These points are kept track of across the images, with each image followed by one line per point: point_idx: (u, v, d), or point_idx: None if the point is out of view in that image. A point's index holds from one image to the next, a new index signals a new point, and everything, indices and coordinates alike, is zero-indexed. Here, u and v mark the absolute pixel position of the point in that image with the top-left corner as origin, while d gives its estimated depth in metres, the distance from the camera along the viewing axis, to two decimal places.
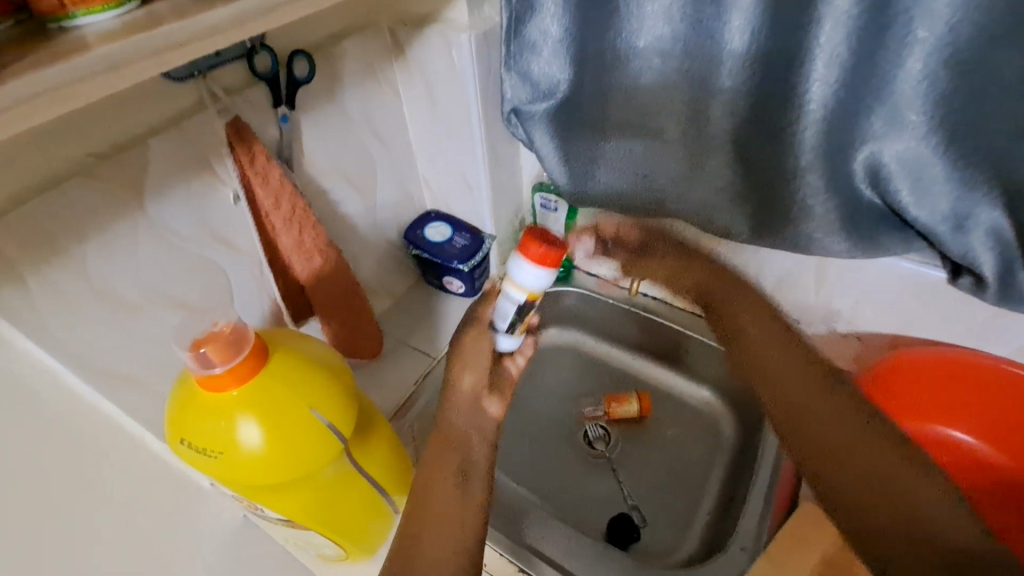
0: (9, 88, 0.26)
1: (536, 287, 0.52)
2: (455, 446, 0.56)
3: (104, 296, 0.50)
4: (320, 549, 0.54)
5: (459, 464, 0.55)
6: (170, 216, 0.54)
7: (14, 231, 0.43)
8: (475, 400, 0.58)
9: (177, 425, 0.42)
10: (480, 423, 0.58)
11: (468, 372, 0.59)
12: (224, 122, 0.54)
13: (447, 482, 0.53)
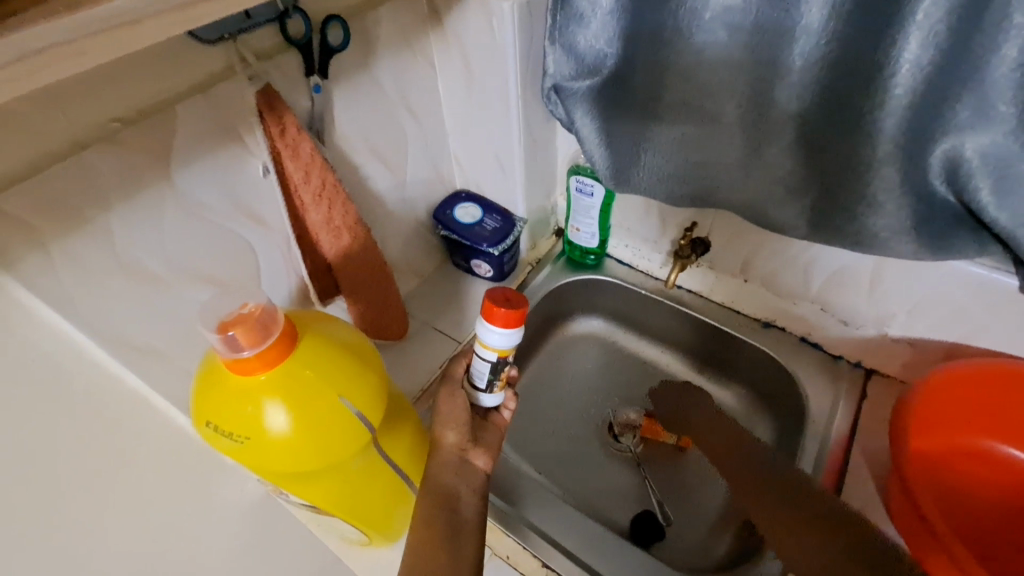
0: (16, 39, 0.24)
1: (505, 346, 0.48)
2: (444, 498, 0.48)
3: (128, 268, 0.49)
4: (342, 532, 0.54)
5: (447, 517, 0.46)
6: (197, 187, 0.52)
7: (38, 198, 0.41)
8: (460, 458, 0.50)
9: (202, 406, 0.41)
10: (468, 474, 0.50)
11: (451, 427, 0.50)
12: (254, 90, 0.51)
13: (431, 537, 0.45)
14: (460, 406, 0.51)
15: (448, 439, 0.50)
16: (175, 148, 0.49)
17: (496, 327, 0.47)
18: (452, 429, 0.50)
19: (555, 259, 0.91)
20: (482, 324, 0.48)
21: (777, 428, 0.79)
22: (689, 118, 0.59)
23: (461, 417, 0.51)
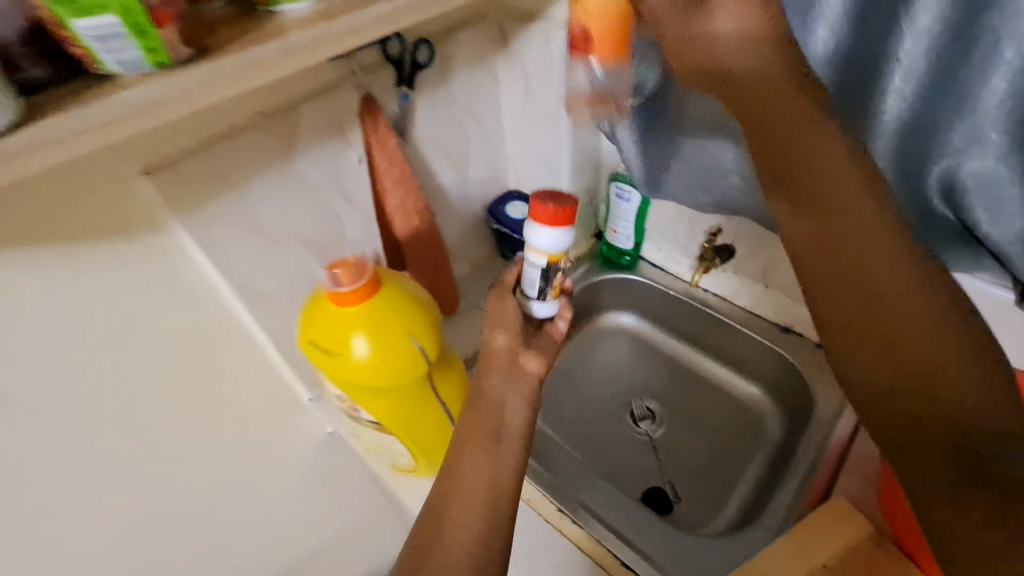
0: (226, 61, 0.34)
1: (553, 250, 0.50)
2: (489, 407, 0.50)
3: (255, 228, 0.62)
4: (395, 456, 0.65)
5: (489, 427, 0.49)
6: (310, 167, 0.65)
7: (206, 166, 0.56)
8: (510, 364, 0.52)
9: (307, 330, 0.54)
10: (517, 384, 0.51)
11: (501, 330, 0.53)
12: (358, 95, 0.66)
13: (475, 446, 0.48)
14: (507, 316, 0.53)
15: (500, 348, 0.53)
16: (300, 138, 0.63)
17: (543, 225, 0.49)
18: (502, 332, 0.53)
19: (592, 259, 1.01)
20: (530, 226, 0.50)
21: (788, 424, 0.86)
22: (714, 136, 0.69)
23: (511, 327, 0.53)
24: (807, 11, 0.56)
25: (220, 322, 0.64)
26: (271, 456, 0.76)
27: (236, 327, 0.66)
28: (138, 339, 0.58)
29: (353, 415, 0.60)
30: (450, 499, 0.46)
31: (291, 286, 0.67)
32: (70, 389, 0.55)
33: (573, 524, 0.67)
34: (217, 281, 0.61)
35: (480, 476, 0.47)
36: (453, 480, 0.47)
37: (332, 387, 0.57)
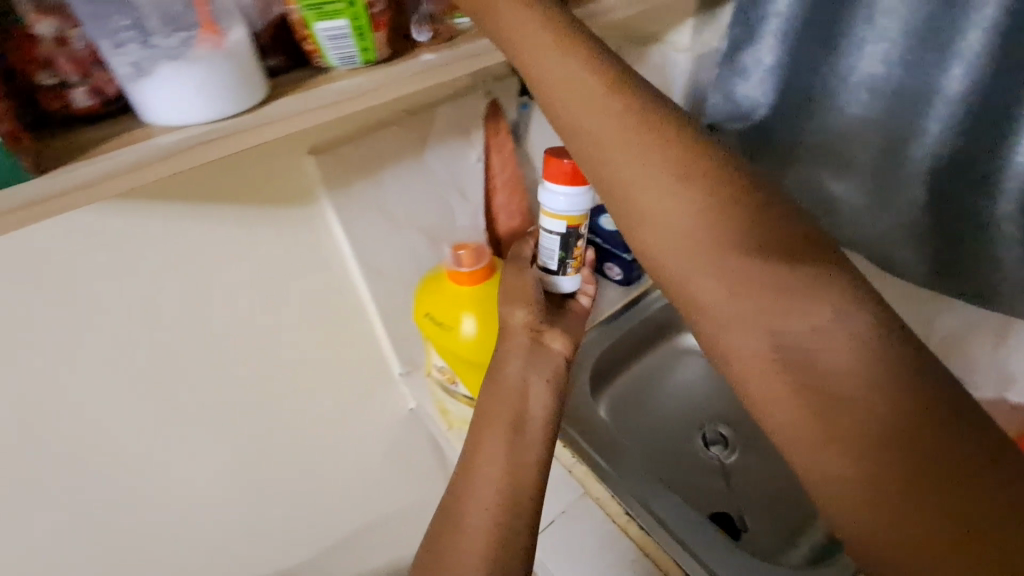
0: (415, 65, 0.41)
1: (572, 211, 0.56)
2: (510, 393, 0.52)
3: (385, 212, 0.70)
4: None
5: (513, 417, 0.51)
6: (436, 163, 0.72)
7: (354, 154, 0.64)
8: (534, 347, 0.55)
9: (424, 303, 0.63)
10: (540, 367, 0.54)
11: (521, 307, 0.55)
12: (486, 102, 0.72)
13: (498, 440, 0.50)
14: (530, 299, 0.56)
15: (522, 331, 0.55)
16: (431, 136, 0.70)
17: (555, 187, 0.55)
18: (526, 311, 0.55)
19: None
20: (547, 187, 0.56)
21: None
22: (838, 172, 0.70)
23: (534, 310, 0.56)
24: (943, 48, 0.55)
25: (343, 292, 0.72)
26: (362, 419, 0.84)
27: (357, 297, 0.74)
28: (277, 295, 0.66)
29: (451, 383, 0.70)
30: (467, 490, 0.48)
31: (403, 270, 0.75)
32: (223, 332, 0.65)
33: (638, 527, 0.68)
34: (347, 257, 0.70)
35: (501, 471, 0.48)
36: (473, 476, 0.49)
37: (437, 357, 0.68)
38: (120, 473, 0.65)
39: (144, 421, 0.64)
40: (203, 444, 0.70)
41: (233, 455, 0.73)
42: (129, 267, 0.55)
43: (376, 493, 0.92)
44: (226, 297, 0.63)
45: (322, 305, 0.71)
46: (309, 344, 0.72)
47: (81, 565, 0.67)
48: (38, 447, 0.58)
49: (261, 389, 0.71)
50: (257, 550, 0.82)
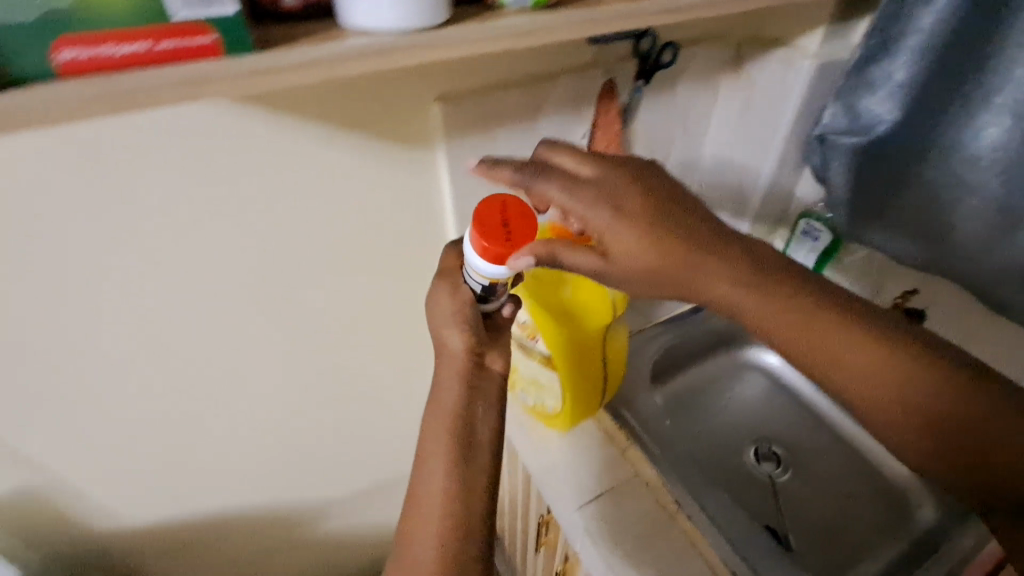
0: (578, 15, 0.43)
1: (498, 276, 0.51)
2: (454, 419, 0.57)
3: (487, 170, 0.72)
4: (546, 400, 0.73)
5: (457, 438, 0.56)
6: (542, 133, 0.73)
7: (473, 107, 0.65)
8: (468, 389, 0.59)
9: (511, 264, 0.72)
10: (472, 407, 0.58)
11: (450, 334, 0.59)
12: (602, 81, 0.73)
13: (438, 460, 0.55)
14: (462, 322, 0.58)
15: (462, 356, 0.59)
16: (544, 105, 0.71)
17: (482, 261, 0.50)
18: (461, 340, 0.59)
19: None
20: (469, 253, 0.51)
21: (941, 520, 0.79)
22: (955, 199, 0.70)
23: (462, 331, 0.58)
24: None
25: (434, 243, 0.75)
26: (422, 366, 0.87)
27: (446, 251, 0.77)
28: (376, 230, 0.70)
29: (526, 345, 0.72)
30: (417, 518, 0.53)
31: None
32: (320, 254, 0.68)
33: (685, 517, 0.67)
34: (445, 205, 0.72)
35: (441, 490, 0.54)
36: (420, 519, 0.53)
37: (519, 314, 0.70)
38: (202, 366, 0.70)
39: (235, 321, 0.68)
40: (280, 359, 0.75)
41: (305, 374, 0.78)
42: (259, 180, 0.60)
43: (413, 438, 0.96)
44: (331, 221, 0.67)
45: (411, 250, 0.74)
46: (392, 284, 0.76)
47: (157, 443, 0.74)
48: (142, 325, 0.63)
49: (341, 316, 0.75)
50: (301, 465, 0.88)
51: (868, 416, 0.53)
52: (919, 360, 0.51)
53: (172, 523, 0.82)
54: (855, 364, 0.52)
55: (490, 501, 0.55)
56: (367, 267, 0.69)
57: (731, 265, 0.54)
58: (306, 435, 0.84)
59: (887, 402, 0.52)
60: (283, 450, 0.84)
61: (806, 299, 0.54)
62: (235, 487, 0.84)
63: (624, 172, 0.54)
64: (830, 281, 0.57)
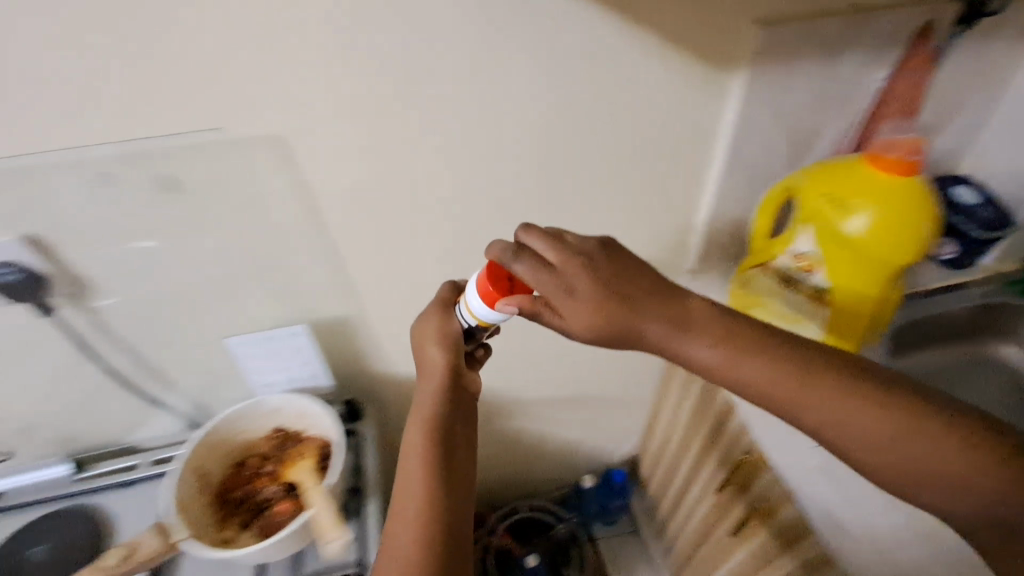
0: None
1: (488, 318, 0.55)
2: (409, 467, 0.56)
3: (771, 105, 0.69)
4: (797, 339, 0.71)
5: (438, 429, 0.58)
6: (838, 73, 0.68)
7: (787, 33, 0.63)
8: (455, 385, 0.60)
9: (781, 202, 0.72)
10: (456, 396, 0.60)
11: (431, 345, 0.59)
12: (923, 21, 0.66)
13: (416, 428, 0.58)
14: (429, 340, 0.60)
15: (433, 363, 0.59)
16: (852, 42, 0.66)
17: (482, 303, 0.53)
18: (438, 352, 0.59)
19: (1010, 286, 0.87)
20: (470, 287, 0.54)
21: None
22: None
23: (424, 354, 0.60)
24: None
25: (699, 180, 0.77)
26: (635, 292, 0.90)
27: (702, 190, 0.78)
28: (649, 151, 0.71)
29: (792, 279, 0.69)
30: (400, 511, 0.54)
31: (746, 169, 0.74)
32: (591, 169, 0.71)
33: None
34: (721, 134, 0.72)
35: (422, 490, 0.54)
36: (399, 519, 0.53)
37: (797, 246, 0.68)
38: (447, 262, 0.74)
39: (491, 223, 0.71)
40: None
41: None
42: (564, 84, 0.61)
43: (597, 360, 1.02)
44: (613, 138, 0.68)
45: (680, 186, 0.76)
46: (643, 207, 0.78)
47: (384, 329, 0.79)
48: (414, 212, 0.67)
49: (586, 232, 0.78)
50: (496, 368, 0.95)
51: (923, 489, 0.46)
52: (931, 441, 0.45)
53: (398, 407, 0.92)
54: (866, 416, 0.47)
55: (456, 517, 0.54)
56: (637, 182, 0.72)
57: (710, 335, 0.53)
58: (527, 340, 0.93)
59: (919, 462, 0.46)
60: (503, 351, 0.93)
61: (809, 384, 0.49)
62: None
63: (549, 236, 0.54)
64: (858, 358, 0.52)
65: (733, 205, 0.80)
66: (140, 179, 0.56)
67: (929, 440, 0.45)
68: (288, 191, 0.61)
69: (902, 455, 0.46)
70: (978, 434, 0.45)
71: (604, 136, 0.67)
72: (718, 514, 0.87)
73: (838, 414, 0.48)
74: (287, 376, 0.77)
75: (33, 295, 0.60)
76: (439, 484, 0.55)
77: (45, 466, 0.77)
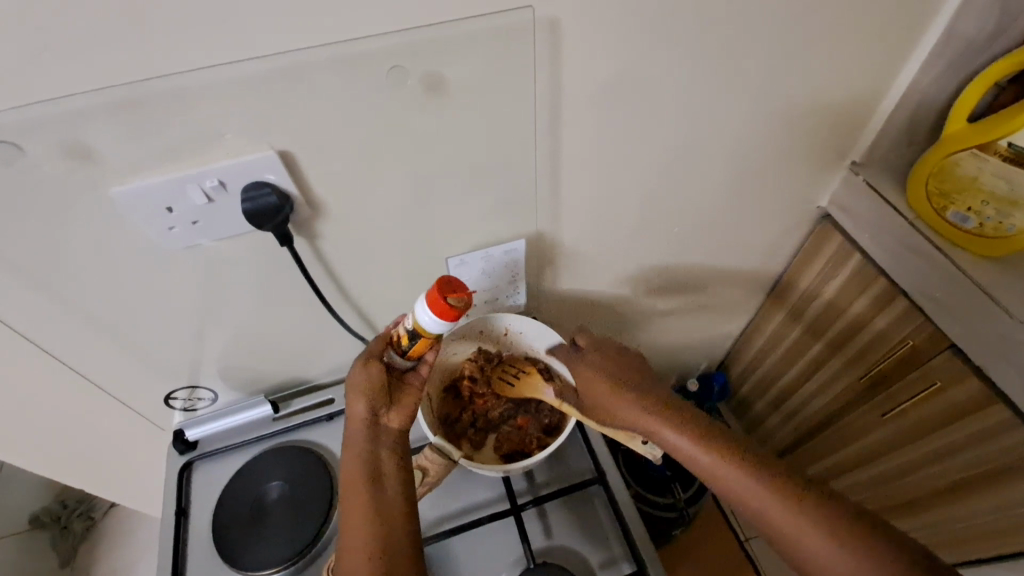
0: None
1: (422, 322, 0.56)
2: (361, 464, 0.59)
3: None
4: (1009, 220, 0.74)
5: (371, 474, 0.58)
6: None
7: None
8: (374, 422, 0.61)
9: (983, 90, 0.73)
10: (381, 431, 0.61)
11: (355, 397, 0.61)
12: None
13: (353, 499, 0.57)
14: (359, 381, 0.61)
15: (360, 378, 0.61)
16: None
17: (428, 306, 0.55)
18: (361, 404, 0.61)
19: None
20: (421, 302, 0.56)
21: None
22: None
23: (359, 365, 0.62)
24: None
25: (902, 60, 0.75)
26: (795, 195, 0.91)
27: (900, 80, 0.78)
28: (863, 32, 0.69)
29: (1020, 160, 0.70)
30: (345, 538, 0.55)
31: (949, 47, 0.73)
32: (809, 55, 0.68)
33: None
34: (928, 11, 0.70)
35: (362, 539, 0.54)
36: (347, 521, 0.56)
37: None
38: (655, 162, 0.72)
39: (705, 117, 0.69)
40: (711, 170, 0.77)
41: (712, 187, 0.81)
42: None
43: (740, 267, 1.02)
44: (839, 17, 0.65)
45: (872, 69, 0.75)
46: (835, 97, 0.76)
47: (578, 241, 0.78)
48: (645, 108, 0.64)
49: (776, 127, 0.76)
50: (655, 277, 0.94)
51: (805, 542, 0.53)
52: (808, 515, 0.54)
53: (562, 318, 0.92)
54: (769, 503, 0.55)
55: (402, 543, 0.54)
56: (839, 63, 0.71)
57: (635, 403, 0.66)
58: (688, 246, 0.90)
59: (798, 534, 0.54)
60: (663, 257, 0.90)
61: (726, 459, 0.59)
62: (615, 293, 0.93)
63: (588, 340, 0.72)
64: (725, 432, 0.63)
65: (925, 91, 0.78)
66: (412, 75, 0.50)
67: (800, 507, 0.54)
68: (544, 87, 0.56)
69: (709, 473, 0.60)
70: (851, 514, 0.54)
71: (835, 13, 0.64)
72: (874, 390, 0.96)
73: (737, 496, 0.58)
74: (489, 291, 0.76)
75: (275, 222, 0.53)
76: (375, 499, 0.57)
77: (246, 404, 0.76)
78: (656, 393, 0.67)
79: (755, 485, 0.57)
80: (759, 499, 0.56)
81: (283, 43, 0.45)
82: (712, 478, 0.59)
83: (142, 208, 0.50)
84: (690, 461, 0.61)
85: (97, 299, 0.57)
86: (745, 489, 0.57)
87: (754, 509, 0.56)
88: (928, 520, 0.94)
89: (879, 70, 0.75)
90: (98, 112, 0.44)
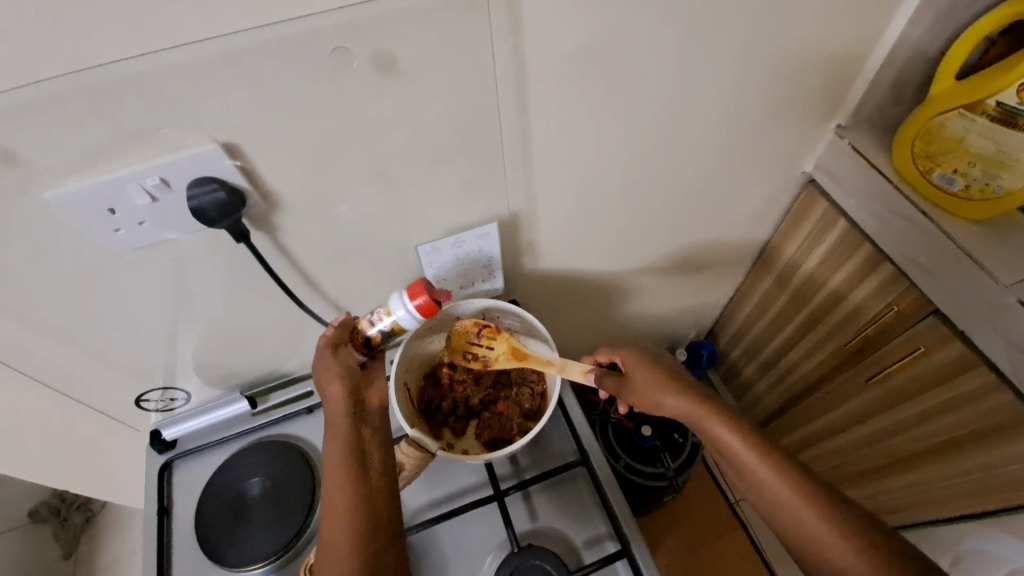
0: None
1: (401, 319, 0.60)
2: (346, 443, 0.52)
3: None
4: (997, 181, 0.72)
5: (357, 455, 0.52)
6: None
7: None
8: (356, 403, 0.56)
9: (971, 46, 0.70)
10: (366, 413, 0.56)
11: (332, 376, 0.57)
12: None
13: (338, 478, 0.50)
14: (333, 362, 0.58)
15: (335, 361, 0.58)
16: None
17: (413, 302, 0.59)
18: (338, 384, 0.56)
19: None
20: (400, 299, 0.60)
21: None
22: None
23: (333, 350, 0.59)
24: None
25: (886, 17, 0.71)
26: (778, 162, 0.88)
27: (885, 35, 0.74)
28: None
29: (1009, 119, 0.68)
30: (328, 525, 0.48)
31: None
32: (788, 13, 0.64)
33: None
34: None
35: (348, 529, 0.48)
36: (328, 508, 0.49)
37: None
38: (629, 132, 0.68)
39: (679, 82, 0.65)
40: (687, 139, 0.74)
41: (691, 154, 0.77)
42: None
43: (727, 235, 1.00)
44: None
45: (856, 25, 0.71)
46: (819, 56, 0.72)
47: (554, 219, 0.75)
48: (613, 77, 0.60)
49: (757, 88, 0.72)
50: (639, 251, 0.92)
51: (825, 547, 0.49)
52: (825, 514, 0.50)
53: (544, 295, 0.91)
54: (792, 502, 0.51)
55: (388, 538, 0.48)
56: (821, 20, 0.67)
57: (680, 394, 0.62)
58: (670, 218, 0.88)
59: (818, 537, 0.49)
60: (646, 230, 0.87)
61: (767, 460, 0.54)
62: (597, 269, 0.91)
63: (632, 348, 0.70)
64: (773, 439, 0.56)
65: (912, 48, 0.74)
66: (357, 55, 0.46)
67: (826, 508, 0.50)
68: (505, 59, 0.52)
69: (747, 472, 0.55)
70: (887, 540, 0.48)
71: None
72: (859, 354, 0.95)
73: (772, 498, 0.53)
74: (463, 276, 0.74)
75: (229, 217, 0.51)
76: (357, 482, 0.50)
77: (225, 401, 0.75)
78: (706, 388, 0.62)
79: (796, 492, 0.51)
80: (793, 505, 0.51)
81: (210, 27, 0.41)
82: (749, 477, 0.55)
83: (83, 212, 0.47)
84: (729, 456, 0.56)
85: (48, 305, 0.54)
86: (782, 494, 0.52)
87: (789, 513, 0.51)
88: (910, 480, 0.94)
89: (864, 25, 0.71)
90: (16, 115, 0.40)
